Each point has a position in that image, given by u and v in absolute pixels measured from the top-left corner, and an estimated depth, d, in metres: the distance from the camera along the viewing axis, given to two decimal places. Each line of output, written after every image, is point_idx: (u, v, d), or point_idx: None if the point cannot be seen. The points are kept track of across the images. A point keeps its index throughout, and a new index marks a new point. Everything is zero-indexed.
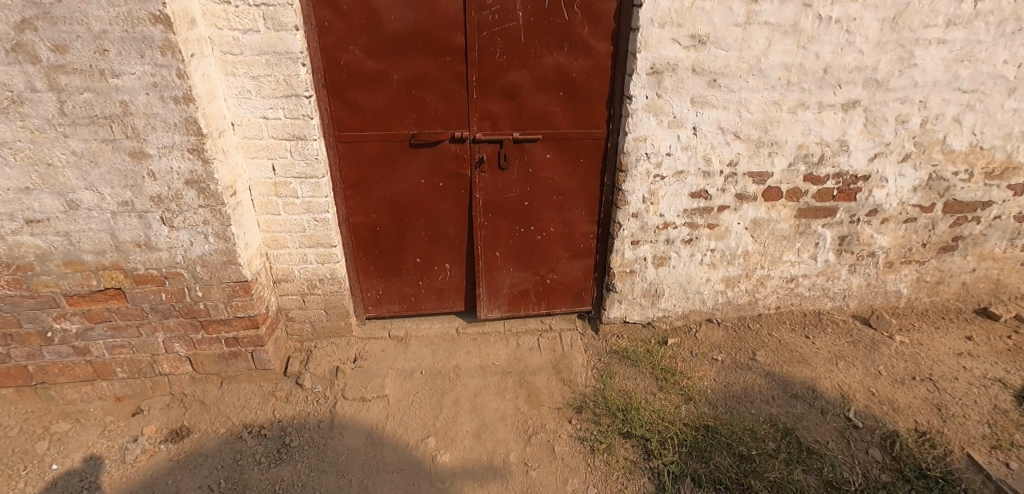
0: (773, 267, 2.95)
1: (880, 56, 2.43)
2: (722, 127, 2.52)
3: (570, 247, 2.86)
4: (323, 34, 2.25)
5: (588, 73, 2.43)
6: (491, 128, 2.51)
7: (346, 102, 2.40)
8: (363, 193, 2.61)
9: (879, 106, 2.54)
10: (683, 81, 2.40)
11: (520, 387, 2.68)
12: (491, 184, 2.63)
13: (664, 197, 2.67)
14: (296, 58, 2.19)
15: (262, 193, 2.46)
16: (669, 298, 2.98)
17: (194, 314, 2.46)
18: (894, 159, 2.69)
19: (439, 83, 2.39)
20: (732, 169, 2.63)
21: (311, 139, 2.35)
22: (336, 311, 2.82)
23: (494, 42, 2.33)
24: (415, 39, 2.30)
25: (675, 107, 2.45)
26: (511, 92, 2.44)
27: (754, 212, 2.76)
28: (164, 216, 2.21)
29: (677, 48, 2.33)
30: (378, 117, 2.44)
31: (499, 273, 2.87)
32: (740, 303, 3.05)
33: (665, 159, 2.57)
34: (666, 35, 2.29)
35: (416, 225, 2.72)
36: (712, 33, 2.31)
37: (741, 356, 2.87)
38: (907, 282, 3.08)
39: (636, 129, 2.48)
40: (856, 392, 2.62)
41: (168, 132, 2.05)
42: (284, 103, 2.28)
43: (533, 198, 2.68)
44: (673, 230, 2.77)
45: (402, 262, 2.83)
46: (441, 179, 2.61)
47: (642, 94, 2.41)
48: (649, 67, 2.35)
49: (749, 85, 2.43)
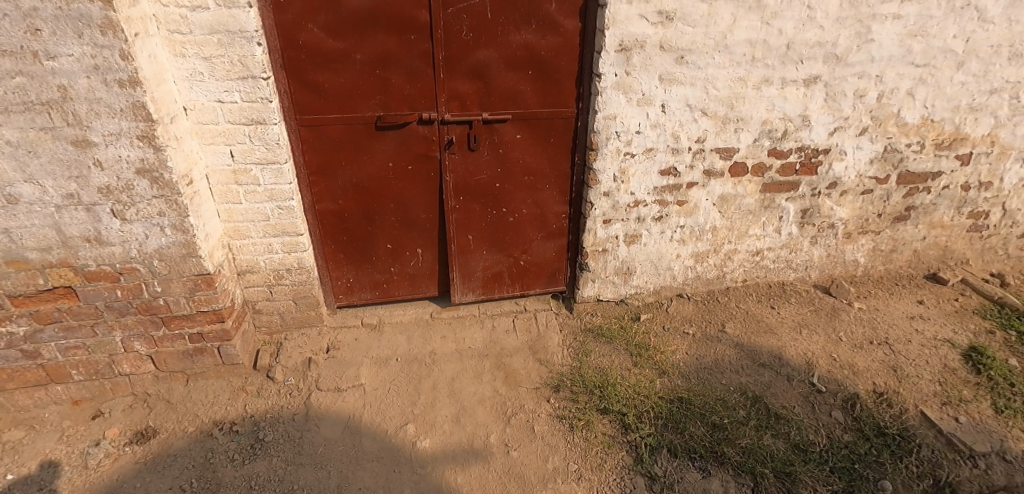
0: (740, 241, 3.02)
1: (839, 31, 2.48)
2: (690, 104, 2.54)
3: (542, 228, 2.85)
4: (279, 12, 2.13)
5: (556, 51, 2.40)
6: (459, 108, 2.46)
7: (306, 83, 2.29)
8: (329, 178, 2.52)
9: (838, 81, 2.61)
10: (651, 58, 2.39)
11: (497, 369, 2.69)
12: (462, 166, 2.58)
13: (634, 175, 2.68)
14: (251, 37, 2.08)
15: (221, 181, 2.34)
16: (641, 275, 3.03)
17: (154, 310, 2.35)
18: (853, 133, 2.78)
19: (404, 62, 2.32)
20: (700, 146, 2.66)
21: (271, 123, 2.25)
22: (306, 301, 2.74)
23: (459, 19, 2.26)
24: (377, 17, 2.21)
25: (643, 84, 2.45)
26: (479, 71, 2.38)
27: (722, 187, 2.81)
28: (115, 208, 2.08)
29: (645, 25, 2.31)
30: (342, 99, 2.35)
31: (472, 256, 2.85)
32: (709, 277, 3.12)
33: (635, 137, 2.58)
34: (634, 11, 2.28)
35: (386, 210, 2.66)
36: (678, 9, 2.31)
37: (711, 328, 2.95)
38: (864, 251, 3.22)
39: (606, 107, 2.47)
40: (819, 357, 2.73)
41: (114, 118, 1.92)
42: (240, 85, 2.16)
43: (504, 179, 2.66)
44: (644, 208, 2.79)
45: (373, 248, 2.77)
46: (410, 162, 2.55)
47: (611, 72, 2.39)
48: (618, 44, 2.33)
49: (716, 61, 2.45)
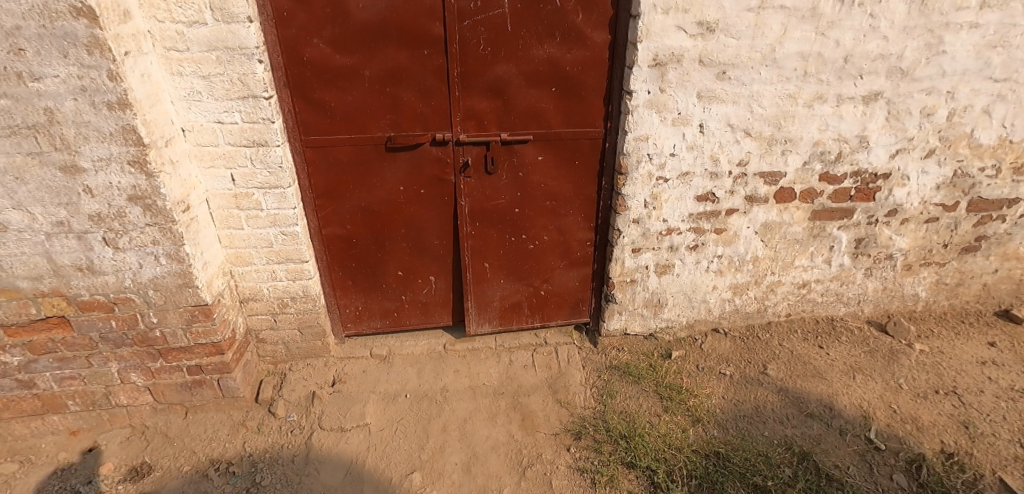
0: (784, 272, 2.73)
1: (906, 42, 2.19)
2: (732, 123, 2.28)
3: (565, 256, 2.62)
4: (282, 26, 1.98)
5: (583, 66, 2.17)
6: (476, 128, 2.26)
7: (312, 102, 2.13)
8: (336, 202, 2.35)
9: (903, 97, 2.31)
10: (689, 74, 2.15)
11: (513, 410, 2.47)
12: (478, 189, 2.38)
13: (667, 201, 2.44)
14: (251, 54, 1.93)
15: (222, 205, 2.20)
16: (674, 307, 2.77)
17: (150, 342, 2.22)
18: (918, 155, 2.47)
19: (417, 79, 2.13)
20: (742, 169, 2.40)
21: (274, 145, 2.10)
22: (312, 330, 2.58)
23: (476, 32, 2.06)
24: (387, 30, 2.03)
25: (680, 102, 2.21)
26: (498, 88, 2.18)
27: (766, 214, 2.54)
28: (107, 236, 1.95)
29: (683, 37, 2.07)
30: (349, 118, 2.18)
31: (489, 285, 2.64)
32: (749, 311, 2.84)
33: (669, 160, 2.33)
34: (670, 21, 2.04)
35: (396, 235, 2.48)
36: (721, 19, 2.06)
37: (751, 370, 2.66)
38: (926, 285, 2.89)
39: (638, 127, 2.24)
40: (876, 409, 2.42)
41: (103, 142, 1.79)
42: (240, 105, 2.01)
43: (524, 204, 2.44)
44: (678, 236, 2.54)
45: (382, 275, 2.58)
46: (422, 185, 2.36)
47: (643, 89, 2.16)
48: (652, 59, 2.10)
49: (763, 77, 2.19)
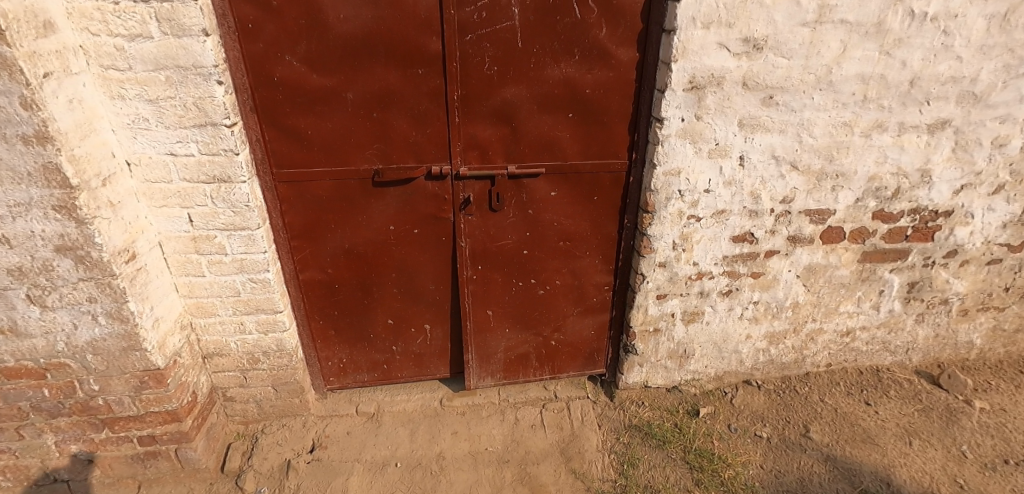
0: (827, 319, 2.41)
1: (982, 63, 1.87)
2: (777, 155, 1.96)
3: (580, 302, 2.28)
4: (248, 40, 1.65)
5: (606, 88, 1.84)
6: (479, 159, 1.92)
7: (285, 130, 1.80)
8: (315, 243, 2.02)
9: (973, 126, 1.99)
10: (730, 99, 1.83)
11: (521, 483, 2.12)
12: (480, 228, 2.06)
13: (699, 242, 2.11)
14: (208, 73, 1.60)
15: (178, 250, 1.87)
16: (701, 358, 2.44)
17: (92, 411, 1.87)
18: (985, 191, 2.16)
19: (410, 102, 1.80)
20: (786, 207, 2.08)
21: (239, 180, 1.76)
22: (288, 387, 2.23)
23: (481, 48, 1.74)
24: (374, 46, 1.70)
25: (718, 131, 1.89)
26: (505, 113, 1.85)
27: (810, 256, 2.21)
28: (31, 292, 1.61)
29: (725, 56, 1.75)
30: (329, 148, 1.84)
31: (492, 335, 2.30)
32: (785, 362, 2.51)
33: (703, 197, 2.01)
34: (711, 38, 1.71)
35: (386, 280, 2.14)
36: (771, 35, 1.73)
37: (791, 431, 2.33)
38: (982, 331, 2.58)
39: (668, 160, 1.91)
40: (941, 485, 2.09)
41: (19, 184, 1.45)
42: (196, 135, 1.68)
43: (534, 245, 2.11)
44: (709, 281, 2.22)
45: (370, 324, 2.25)
46: (415, 224, 2.03)
47: (677, 116, 1.83)
48: (688, 81, 1.78)
49: (815, 102, 1.87)
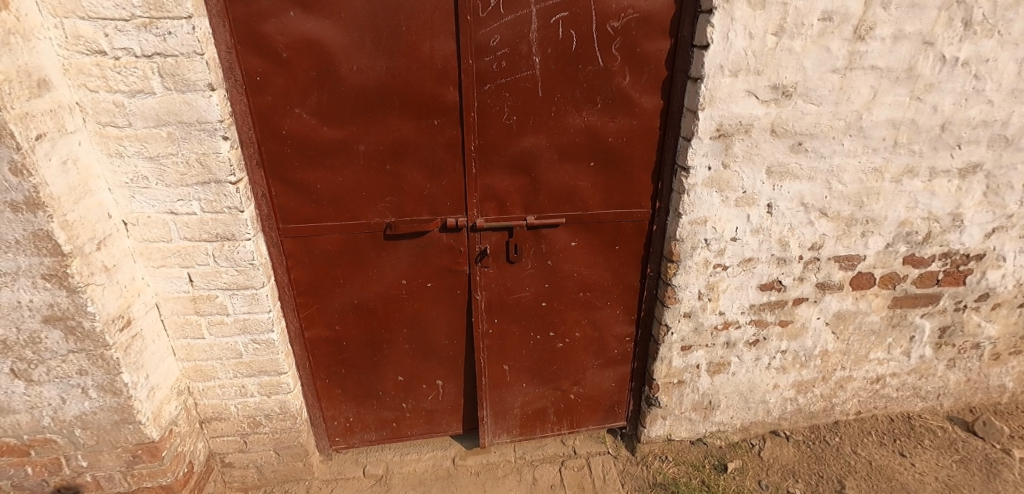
0: (857, 367, 2.31)
1: (1013, 107, 1.82)
2: (806, 202, 1.88)
3: (600, 354, 2.17)
4: (256, 93, 1.57)
5: (628, 137, 1.77)
6: (497, 210, 1.83)
7: (293, 184, 1.70)
8: (323, 299, 1.91)
9: (1005, 169, 1.93)
10: (758, 146, 1.76)
11: None
12: (497, 280, 1.95)
13: (725, 291, 2.02)
14: (213, 129, 1.50)
15: (176, 311, 1.75)
16: (727, 409, 2.32)
17: (79, 488, 1.72)
18: (1016, 234, 2.09)
19: (424, 153, 1.71)
20: (815, 254, 2.00)
21: (243, 238, 1.66)
22: (291, 451, 2.09)
23: (500, 98, 1.66)
24: (388, 97, 1.62)
25: (745, 179, 1.81)
26: (524, 163, 1.77)
27: (839, 303, 2.12)
28: (16, 366, 1.49)
29: (753, 104, 1.69)
30: (339, 201, 1.75)
31: (508, 390, 2.18)
32: (813, 410, 2.40)
33: (729, 245, 1.92)
34: (739, 85, 1.65)
35: (397, 336, 2.02)
36: (800, 82, 1.68)
37: (826, 488, 2.20)
38: (1014, 375, 2.48)
39: (694, 209, 1.83)
40: None
41: (7, 253, 1.34)
42: (199, 192, 1.58)
43: (553, 296, 2.01)
44: (736, 330, 2.11)
45: (379, 381, 2.12)
46: (429, 278, 1.92)
47: (703, 164, 1.76)
48: (715, 129, 1.71)
49: (845, 148, 1.80)
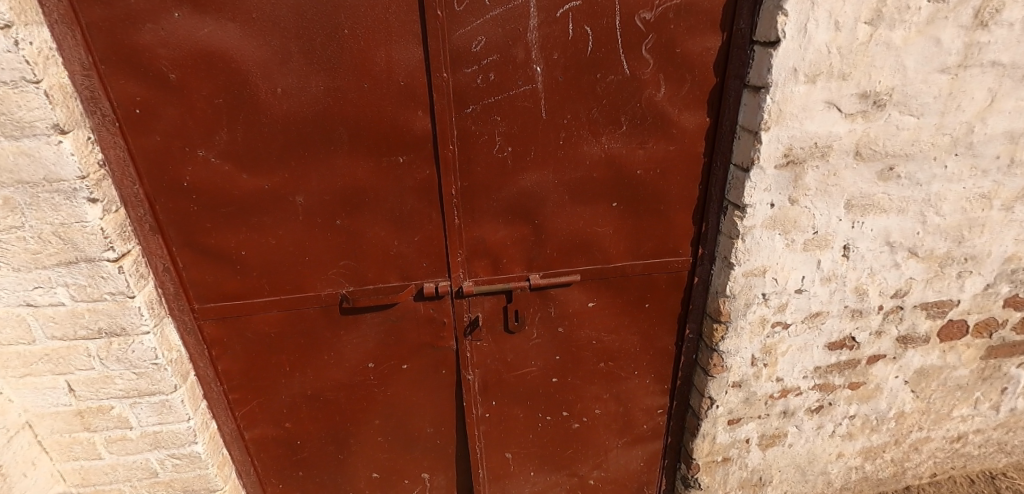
0: (936, 426, 1.89)
1: None
2: (893, 241, 1.44)
3: (626, 432, 1.73)
4: (138, 132, 1.09)
5: (664, 167, 1.31)
6: (490, 270, 1.37)
7: (207, 252, 1.23)
8: (265, 391, 1.44)
9: None
10: (837, 174, 1.31)
11: None
12: (493, 355, 1.50)
13: (785, 354, 1.58)
14: (72, 189, 1.01)
15: (58, 429, 1.28)
16: (781, 485, 1.88)
17: None
18: None
19: (388, 202, 1.25)
20: (898, 302, 1.56)
21: (138, 332, 1.18)
22: None
23: (489, 123, 1.20)
24: (332, 129, 1.15)
25: (818, 216, 1.36)
26: (525, 207, 1.31)
27: (923, 357, 1.69)
28: None
29: (834, 118, 1.24)
30: (274, 271, 1.28)
31: (512, 480, 1.73)
32: (882, 477, 1.98)
33: (794, 299, 1.48)
34: (817, 95, 1.20)
35: (367, 428, 1.56)
36: (898, 87, 1.23)
37: None
38: None
39: (751, 257, 1.38)
40: None
41: None
42: (65, 275, 1.10)
43: (566, 368, 1.56)
44: (796, 398, 1.67)
45: (347, 481, 1.66)
46: (404, 357, 1.46)
47: (765, 200, 1.31)
48: (782, 155, 1.26)
49: (948, 171, 1.36)
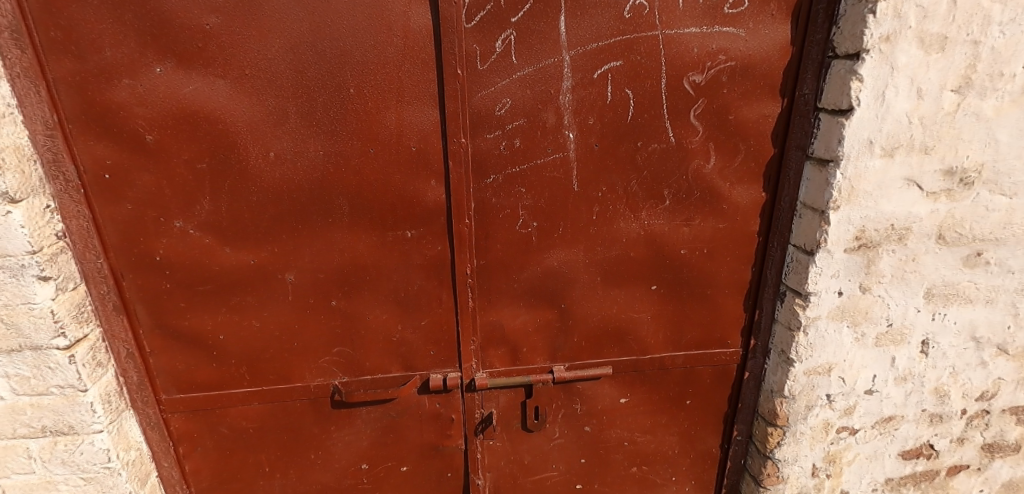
0: None
1: None
2: (980, 336, 1.23)
3: None
4: (107, 199, 0.94)
5: (712, 247, 1.14)
6: (508, 359, 1.18)
7: (181, 335, 1.05)
8: None
9: None
10: (916, 259, 1.12)
11: None
12: (507, 456, 1.28)
13: (853, 464, 1.33)
14: (17, 265, 0.83)
15: None
16: None
17: None
18: None
19: (393, 281, 1.07)
20: (984, 405, 1.32)
21: (88, 433, 0.97)
22: None
23: (512, 195, 1.04)
24: (331, 199, 0.99)
25: (893, 307, 1.16)
26: (550, 290, 1.13)
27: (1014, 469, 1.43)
28: None
29: (914, 197, 1.06)
30: (257, 357, 1.09)
31: None
32: None
33: (863, 401, 1.25)
34: (895, 170, 1.03)
35: None
36: (988, 163, 1.06)
37: None
38: None
39: (815, 353, 1.17)
40: None
41: None
42: (5, 364, 0.91)
43: (592, 473, 1.33)
44: None
45: None
46: (403, 458, 1.24)
47: (833, 288, 1.12)
48: (853, 238, 1.08)
49: None
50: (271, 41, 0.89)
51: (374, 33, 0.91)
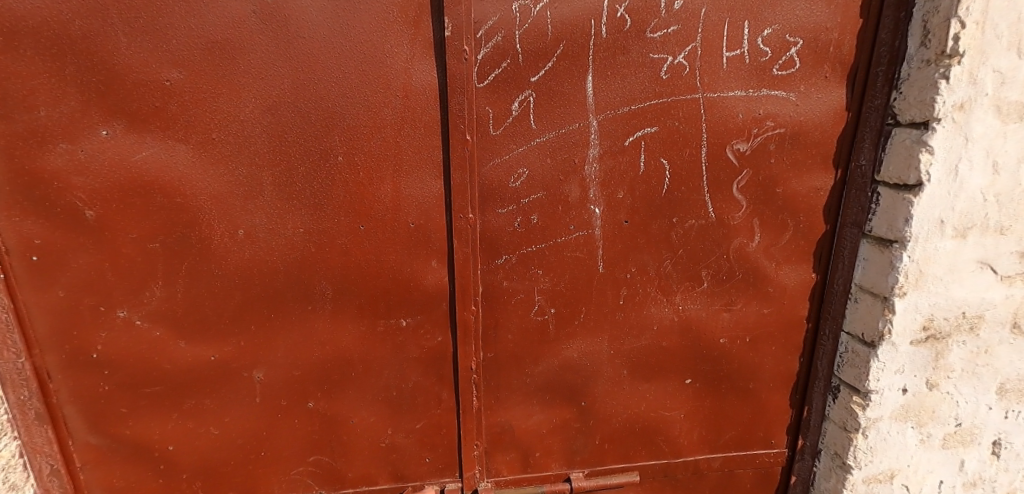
0: None
1: None
2: None
3: None
4: (35, 285, 0.76)
5: (755, 335, 0.99)
6: (518, 466, 0.99)
7: (120, 446, 0.86)
8: None
9: None
10: (989, 351, 0.98)
11: None
12: None
13: None
14: None
15: None
16: None
17: None
18: None
19: (383, 377, 0.90)
20: None
21: None
22: None
23: (527, 277, 0.88)
24: (312, 283, 0.83)
25: (963, 404, 1.00)
26: (568, 385, 0.96)
27: None
28: None
29: (987, 282, 0.92)
30: (215, 470, 0.90)
31: None
32: None
33: None
34: (967, 253, 0.90)
35: None
36: None
37: None
38: None
39: (875, 457, 1.01)
40: None
41: None
42: None
43: None
44: None
45: None
46: None
47: (896, 384, 0.97)
48: (920, 328, 0.93)
49: None
50: (244, 100, 0.74)
51: (369, 93, 0.77)
